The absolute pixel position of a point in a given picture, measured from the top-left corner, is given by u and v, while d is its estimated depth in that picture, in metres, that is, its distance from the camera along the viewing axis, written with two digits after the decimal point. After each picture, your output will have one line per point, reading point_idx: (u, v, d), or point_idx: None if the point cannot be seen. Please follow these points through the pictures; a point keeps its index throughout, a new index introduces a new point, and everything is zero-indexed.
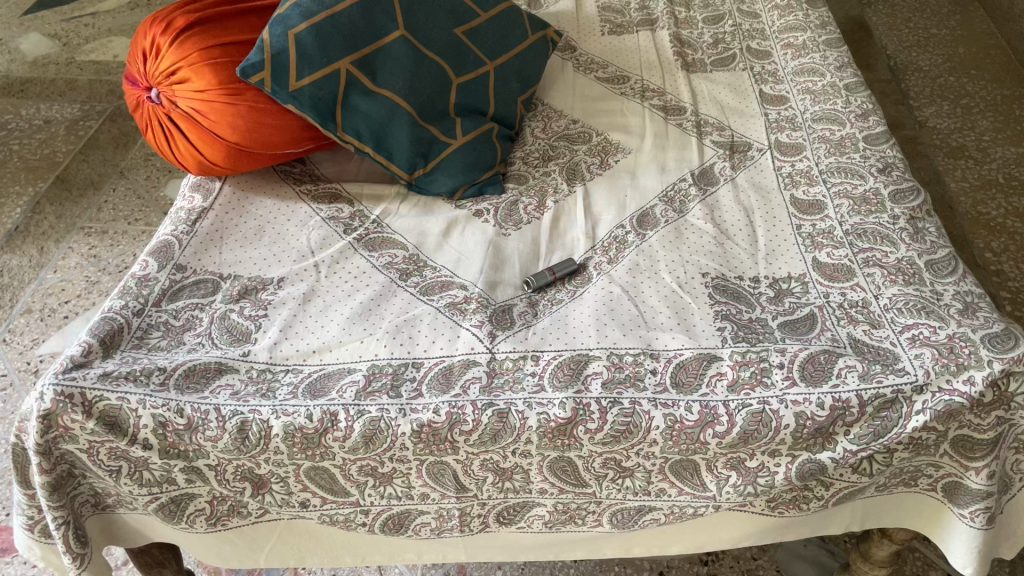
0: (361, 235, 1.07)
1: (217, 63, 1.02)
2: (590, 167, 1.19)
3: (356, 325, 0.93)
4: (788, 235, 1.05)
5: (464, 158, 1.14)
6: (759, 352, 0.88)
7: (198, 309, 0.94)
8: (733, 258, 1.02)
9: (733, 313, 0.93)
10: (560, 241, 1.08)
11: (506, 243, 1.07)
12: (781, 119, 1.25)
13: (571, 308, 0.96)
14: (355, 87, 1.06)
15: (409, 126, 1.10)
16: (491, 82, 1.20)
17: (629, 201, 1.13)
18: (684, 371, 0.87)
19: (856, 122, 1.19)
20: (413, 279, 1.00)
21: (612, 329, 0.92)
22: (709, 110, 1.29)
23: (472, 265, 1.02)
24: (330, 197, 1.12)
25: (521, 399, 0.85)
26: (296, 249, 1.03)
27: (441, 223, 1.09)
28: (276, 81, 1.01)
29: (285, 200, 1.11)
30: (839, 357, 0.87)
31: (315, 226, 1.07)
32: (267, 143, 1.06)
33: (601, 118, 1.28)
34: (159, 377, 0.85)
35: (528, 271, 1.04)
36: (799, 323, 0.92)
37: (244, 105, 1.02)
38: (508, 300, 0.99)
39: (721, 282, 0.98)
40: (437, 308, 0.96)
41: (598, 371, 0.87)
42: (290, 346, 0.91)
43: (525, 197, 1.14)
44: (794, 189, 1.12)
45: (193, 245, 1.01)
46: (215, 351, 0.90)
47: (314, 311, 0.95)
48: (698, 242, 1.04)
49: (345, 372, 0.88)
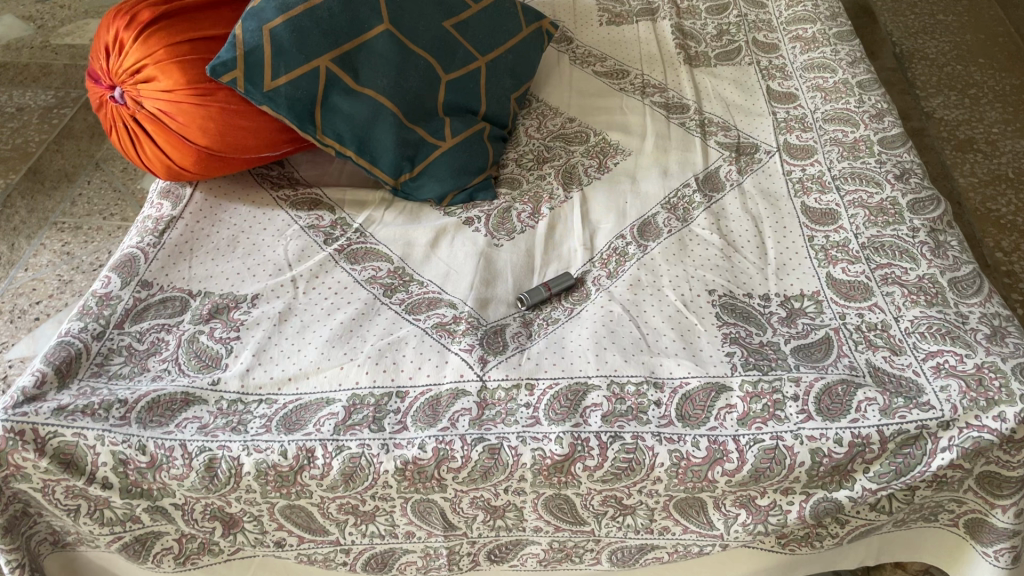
0: (342, 245, 0.99)
1: (186, 61, 0.94)
2: (588, 171, 1.12)
3: (336, 348, 0.86)
4: (800, 247, 0.98)
5: (454, 162, 1.06)
6: (771, 382, 0.81)
7: (163, 330, 0.87)
8: (742, 273, 0.95)
9: (743, 336, 0.87)
10: (556, 252, 1.01)
11: (499, 255, 0.99)
12: (790, 118, 1.18)
13: (568, 330, 0.89)
14: (336, 87, 0.98)
15: (395, 128, 1.02)
16: (483, 79, 1.13)
17: (630, 209, 1.06)
18: (691, 403, 0.80)
19: (870, 123, 1.12)
20: (398, 295, 0.93)
21: (613, 353, 0.85)
22: (713, 108, 1.21)
23: (462, 280, 0.95)
24: (310, 204, 1.05)
25: (514, 433, 0.79)
26: (273, 261, 0.96)
27: (429, 232, 1.02)
28: (250, 81, 0.93)
29: (261, 208, 1.03)
30: (859, 388, 0.80)
31: (293, 236, 1.00)
32: (241, 147, 0.99)
33: (599, 117, 1.21)
34: (119, 410, 0.78)
35: (522, 286, 0.97)
36: (814, 349, 0.85)
37: (216, 107, 0.94)
38: (501, 319, 0.92)
39: (729, 300, 0.91)
40: (423, 328, 0.89)
41: (597, 402, 0.81)
42: (263, 372, 0.84)
43: (518, 203, 1.07)
44: (806, 196, 1.05)
45: (160, 258, 0.93)
46: (181, 378, 0.82)
47: (290, 332, 0.88)
48: (703, 255, 0.98)
49: (323, 404, 0.81)
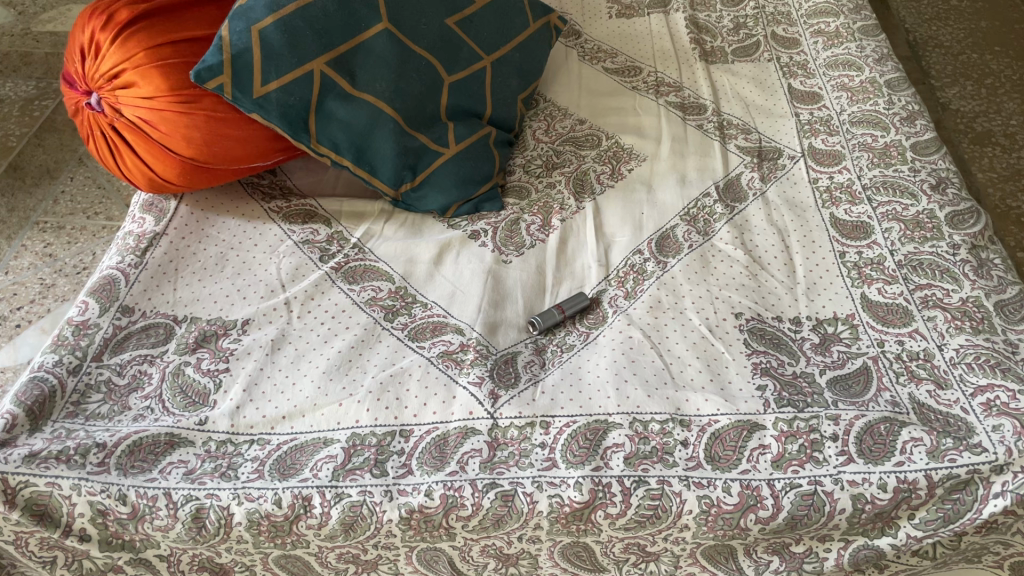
0: (340, 263, 0.92)
1: (168, 65, 0.86)
2: (601, 178, 1.05)
3: (333, 381, 0.79)
4: (831, 264, 0.91)
5: (458, 170, 0.99)
6: (808, 420, 0.75)
7: (146, 362, 0.80)
8: (769, 294, 0.88)
9: (774, 367, 0.80)
10: (569, 269, 0.94)
11: (507, 272, 0.92)
12: (815, 120, 1.11)
13: (584, 359, 0.83)
14: (331, 92, 0.91)
15: (395, 135, 0.95)
16: (488, 79, 1.05)
17: (646, 221, 0.99)
18: (721, 443, 0.74)
19: (902, 127, 1.05)
20: (400, 319, 0.86)
21: (635, 386, 0.78)
22: (732, 108, 1.14)
23: (469, 301, 0.88)
24: (304, 216, 0.98)
25: (529, 478, 0.72)
26: (264, 282, 0.89)
27: (432, 248, 0.95)
28: (237, 87, 0.86)
29: (251, 221, 0.96)
30: (903, 426, 0.74)
31: (286, 253, 0.93)
32: (229, 157, 0.92)
33: (611, 118, 1.14)
34: (97, 456, 0.71)
35: (533, 307, 0.90)
36: (851, 382, 0.79)
37: (201, 115, 0.87)
38: (512, 345, 0.85)
39: (757, 325, 0.85)
40: (428, 358, 0.82)
41: (619, 443, 0.74)
42: (254, 409, 0.77)
43: (527, 215, 1.00)
44: (835, 207, 0.98)
45: (142, 280, 0.86)
46: (165, 417, 0.76)
47: (283, 363, 0.81)
48: (727, 273, 0.91)
49: (321, 444, 0.75)
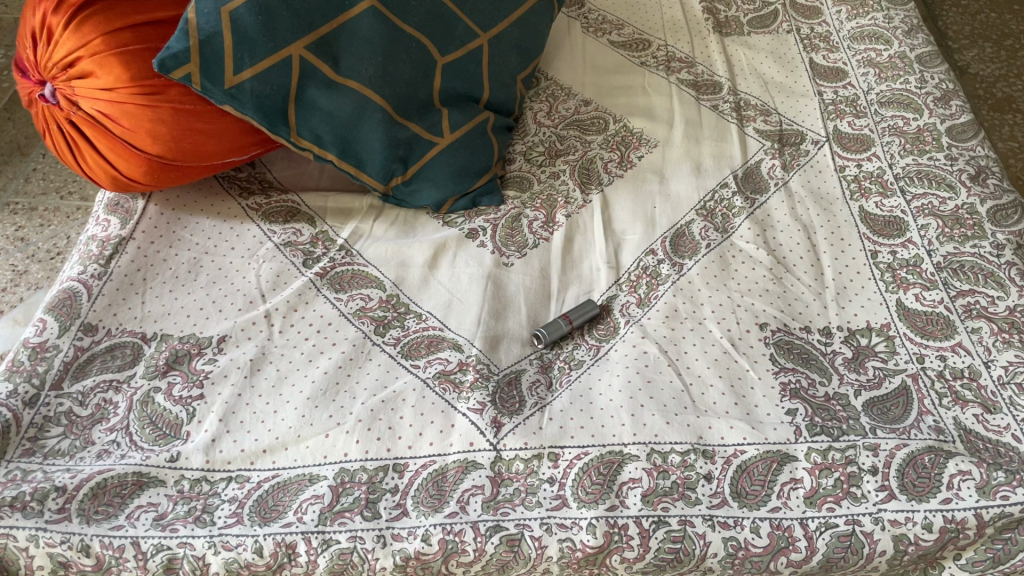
0: (325, 268, 0.84)
1: (129, 52, 0.77)
2: (609, 167, 0.96)
3: (319, 408, 0.71)
4: (862, 266, 0.84)
5: (453, 162, 0.91)
6: (844, 450, 0.68)
7: (111, 390, 0.72)
8: (795, 301, 0.81)
9: (805, 388, 0.73)
10: (575, 271, 0.86)
11: (509, 277, 0.84)
12: (840, 100, 1.02)
13: (595, 379, 0.75)
14: (312, 79, 0.82)
15: (384, 126, 0.86)
16: (485, 59, 0.96)
17: (659, 216, 0.91)
18: (748, 477, 0.67)
19: (935, 108, 0.97)
20: (392, 332, 0.79)
21: (652, 412, 0.71)
22: (750, 87, 1.06)
23: (467, 311, 0.81)
24: (285, 214, 0.89)
25: (537, 520, 0.65)
26: (242, 291, 0.81)
27: (426, 249, 0.87)
28: (207, 77, 0.77)
29: (227, 221, 0.88)
30: (950, 457, 0.67)
31: (265, 258, 0.85)
32: (201, 153, 0.83)
33: (618, 99, 1.05)
34: (57, 501, 0.64)
35: (538, 317, 0.82)
36: (890, 405, 0.71)
37: (166, 107, 0.78)
38: (516, 362, 0.78)
39: (784, 338, 0.77)
40: (423, 379, 0.74)
41: (636, 478, 0.67)
42: (232, 442, 0.69)
43: (529, 210, 0.92)
44: (864, 199, 0.90)
45: (107, 294, 0.78)
46: (133, 453, 0.68)
47: (263, 387, 0.73)
48: (749, 276, 0.83)
49: (306, 482, 0.67)
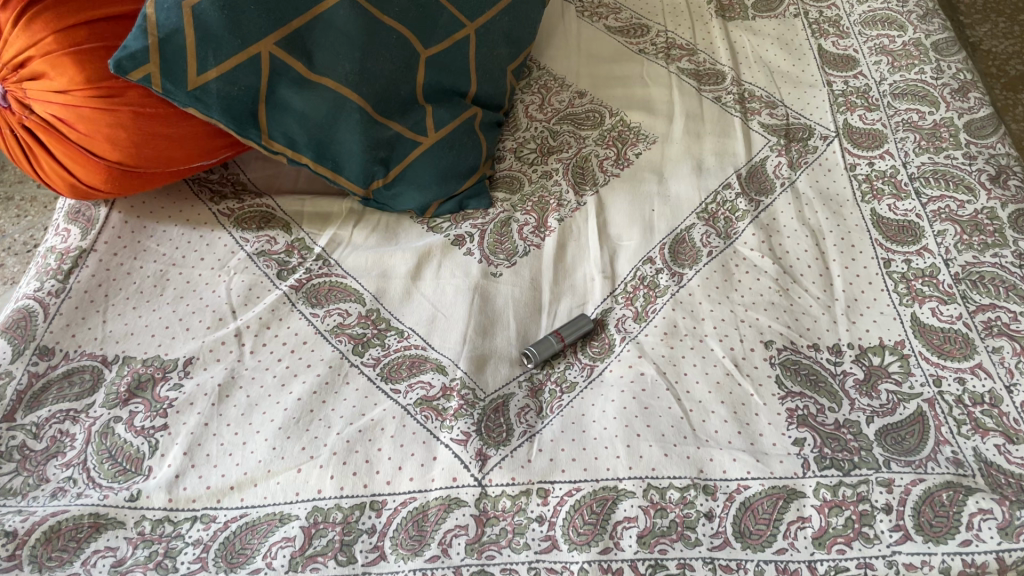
0: (300, 280, 0.79)
1: (83, 52, 0.71)
2: (605, 165, 0.91)
3: (291, 439, 0.67)
4: (874, 276, 0.78)
5: (438, 163, 0.85)
6: (856, 486, 0.63)
7: (68, 420, 0.67)
8: (803, 315, 0.76)
9: (813, 415, 0.68)
10: (568, 281, 0.81)
11: (497, 289, 0.79)
12: (851, 91, 0.96)
13: (588, 404, 0.70)
14: (284, 77, 0.76)
15: (362, 126, 0.80)
16: (473, 50, 0.89)
17: (658, 220, 0.85)
18: (752, 516, 0.62)
19: (953, 101, 0.91)
20: (371, 352, 0.74)
21: (649, 442, 0.66)
22: (754, 76, 1.00)
23: (452, 328, 0.75)
24: (259, 220, 0.84)
25: (524, 564, 0.60)
26: (211, 308, 0.76)
27: (409, 258, 0.81)
28: (168, 78, 0.71)
29: (197, 228, 0.82)
30: (969, 494, 0.62)
31: (237, 269, 0.79)
32: (165, 159, 0.77)
33: (615, 90, 0.99)
34: (6, 547, 0.59)
35: (528, 333, 0.77)
36: (904, 434, 0.67)
37: (125, 111, 0.72)
38: (503, 386, 0.72)
39: (790, 357, 0.72)
40: (404, 407, 0.69)
41: (632, 517, 0.62)
42: (197, 479, 0.64)
43: (519, 214, 0.87)
44: (877, 202, 0.85)
45: (65, 313, 0.73)
46: (90, 492, 0.63)
47: (232, 416, 0.68)
48: (754, 287, 0.78)
49: (276, 522, 0.63)
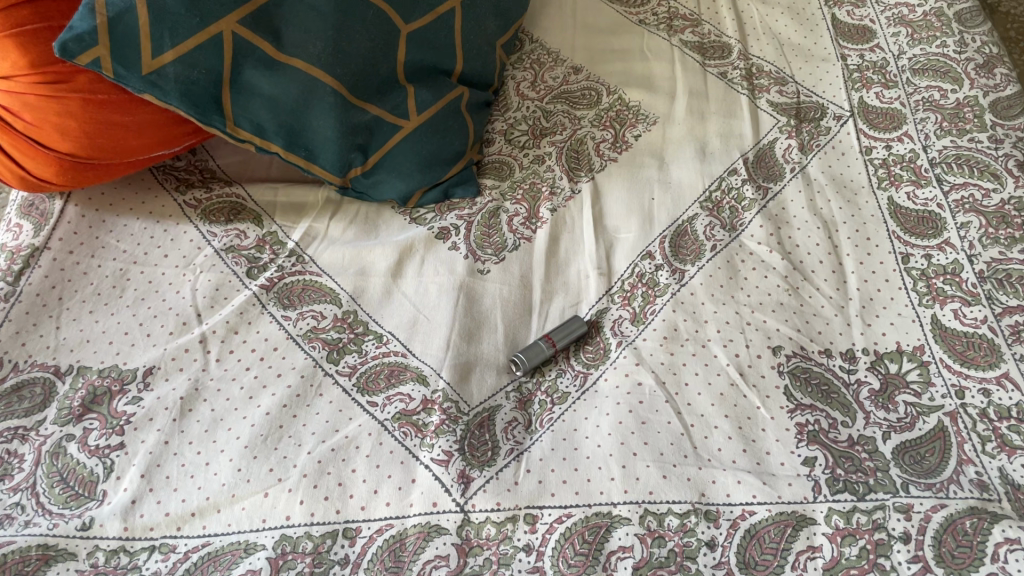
0: (271, 278, 0.73)
1: (26, 33, 0.64)
2: (602, 148, 0.85)
3: (258, 459, 0.61)
4: (891, 272, 0.73)
5: (421, 149, 0.79)
6: (871, 513, 0.58)
7: (16, 439, 0.62)
8: (814, 317, 0.70)
9: (824, 430, 0.62)
10: (560, 279, 0.75)
11: (484, 288, 0.73)
12: (866, 66, 0.90)
13: (581, 418, 0.65)
14: (249, 58, 0.69)
15: (337, 111, 0.74)
16: (458, 23, 0.82)
17: (658, 209, 0.79)
18: (757, 545, 0.57)
19: (978, 77, 0.85)
20: (347, 358, 0.68)
21: (646, 463, 0.61)
22: (763, 49, 0.94)
23: (435, 332, 0.70)
24: (228, 212, 0.78)
25: None
26: (175, 311, 0.70)
27: (389, 254, 0.75)
28: (119, 62, 0.64)
29: (160, 221, 0.76)
30: (996, 522, 0.56)
31: (203, 267, 0.73)
32: (121, 149, 0.71)
33: (613, 66, 0.93)
34: None
35: (517, 337, 0.71)
36: (923, 452, 0.61)
37: (75, 98, 0.66)
38: (490, 397, 0.67)
39: (801, 364, 0.67)
40: (381, 422, 0.64)
41: (627, 546, 0.57)
42: (155, 505, 0.59)
43: (509, 203, 0.80)
44: (894, 189, 0.79)
45: (14, 319, 0.67)
46: (39, 520, 0.58)
47: (195, 433, 0.63)
48: (761, 285, 0.72)
49: (241, 553, 0.57)
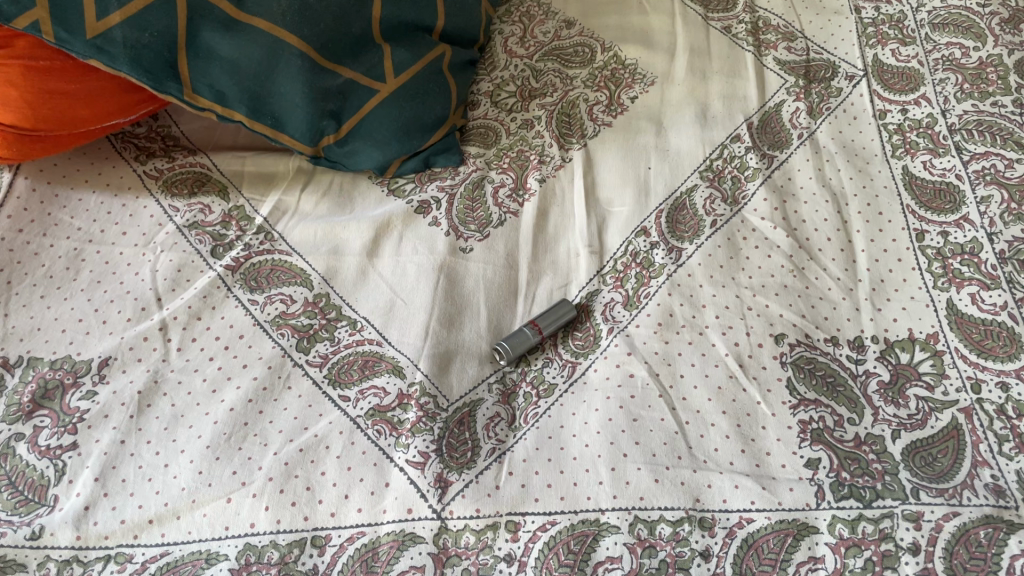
0: (238, 258, 0.68)
1: None
2: (595, 112, 0.79)
3: (220, 461, 0.57)
4: (904, 251, 0.68)
5: (399, 114, 0.73)
6: (878, 522, 0.53)
7: None
8: (820, 301, 0.65)
9: (829, 429, 0.58)
10: (549, 257, 0.70)
11: (466, 269, 0.68)
12: (882, 20, 0.84)
13: (568, 414, 0.60)
14: (206, 18, 0.62)
15: (305, 75, 0.67)
16: None
17: (654, 180, 0.74)
18: (755, 556, 0.53)
19: (1002, 33, 0.78)
20: (319, 346, 0.64)
21: (637, 465, 0.56)
22: (771, 1, 0.88)
23: (412, 319, 0.65)
24: (192, 184, 0.73)
25: None
26: (134, 294, 0.65)
27: (365, 231, 0.70)
28: (60, 24, 0.59)
29: (119, 195, 0.71)
30: (1012, 532, 0.52)
31: (164, 246, 0.68)
32: (70, 120, 0.66)
33: (608, 19, 0.87)
34: None
35: (501, 323, 0.66)
36: (935, 453, 0.57)
37: (15, 65, 0.60)
38: (471, 390, 0.62)
39: (805, 354, 0.62)
40: (353, 420, 0.59)
41: (615, 557, 0.53)
42: (110, 511, 0.55)
43: (494, 173, 0.75)
44: (910, 157, 0.73)
45: None
46: None
47: (154, 431, 0.59)
48: (764, 265, 0.67)
49: (202, 564, 0.53)
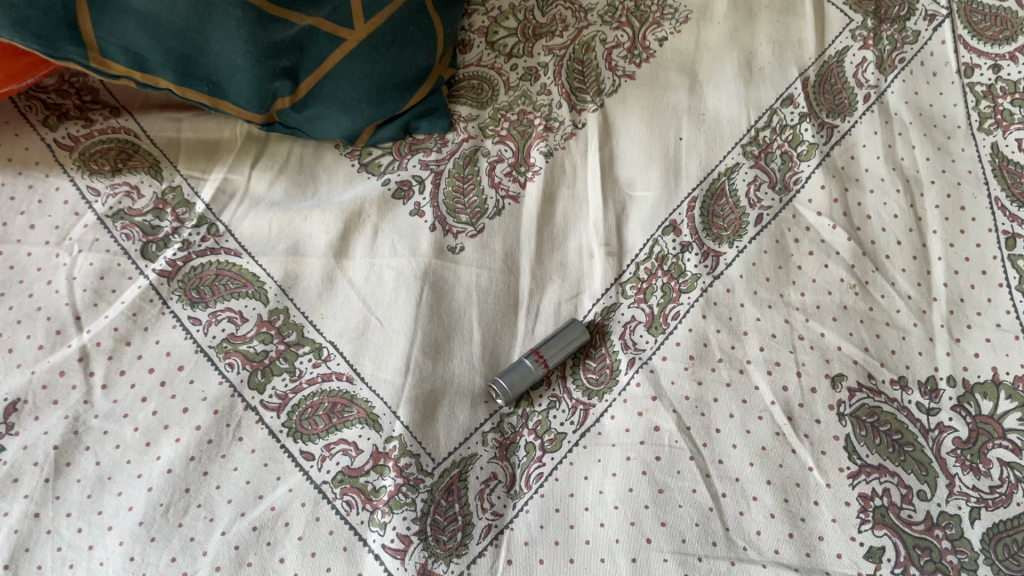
0: (174, 261, 0.56)
1: None
2: (614, 56, 0.64)
3: (156, 544, 0.46)
4: (990, 262, 0.55)
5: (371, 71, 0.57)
6: None
7: None
8: (887, 329, 0.53)
9: (896, 507, 0.48)
10: (557, 257, 0.58)
11: (456, 277, 0.56)
12: None
13: (578, 477, 0.50)
14: None
15: (246, 29, 0.51)
16: None
17: (687, 155, 0.60)
18: None
19: None
20: (278, 381, 0.52)
21: (663, 555, 0.46)
22: None
23: (390, 346, 0.53)
24: (116, 157, 0.59)
25: None
26: (46, 312, 0.53)
27: (331, 224, 0.58)
28: None
29: (23, 171, 0.58)
30: None
31: (84, 245, 0.55)
32: None
33: None
34: None
35: (499, 349, 0.55)
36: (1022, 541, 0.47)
37: None
38: (462, 443, 0.51)
39: (867, 404, 0.51)
40: (318, 487, 0.49)
41: None
42: None
43: (490, 142, 0.62)
44: (1001, 132, 0.60)
45: None
46: None
47: (74, 501, 0.47)
48: (820, 278, 0.55)
49: None
